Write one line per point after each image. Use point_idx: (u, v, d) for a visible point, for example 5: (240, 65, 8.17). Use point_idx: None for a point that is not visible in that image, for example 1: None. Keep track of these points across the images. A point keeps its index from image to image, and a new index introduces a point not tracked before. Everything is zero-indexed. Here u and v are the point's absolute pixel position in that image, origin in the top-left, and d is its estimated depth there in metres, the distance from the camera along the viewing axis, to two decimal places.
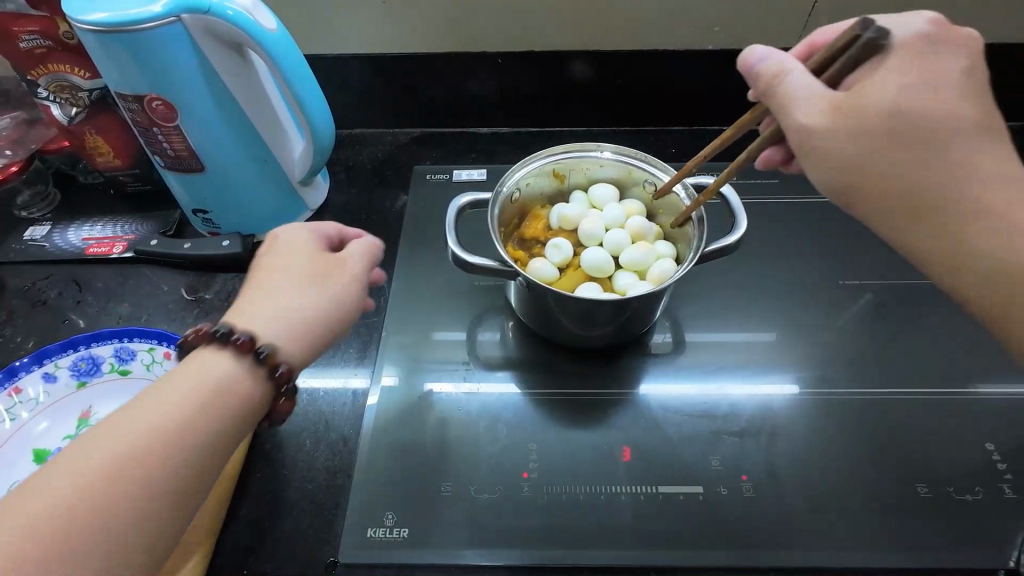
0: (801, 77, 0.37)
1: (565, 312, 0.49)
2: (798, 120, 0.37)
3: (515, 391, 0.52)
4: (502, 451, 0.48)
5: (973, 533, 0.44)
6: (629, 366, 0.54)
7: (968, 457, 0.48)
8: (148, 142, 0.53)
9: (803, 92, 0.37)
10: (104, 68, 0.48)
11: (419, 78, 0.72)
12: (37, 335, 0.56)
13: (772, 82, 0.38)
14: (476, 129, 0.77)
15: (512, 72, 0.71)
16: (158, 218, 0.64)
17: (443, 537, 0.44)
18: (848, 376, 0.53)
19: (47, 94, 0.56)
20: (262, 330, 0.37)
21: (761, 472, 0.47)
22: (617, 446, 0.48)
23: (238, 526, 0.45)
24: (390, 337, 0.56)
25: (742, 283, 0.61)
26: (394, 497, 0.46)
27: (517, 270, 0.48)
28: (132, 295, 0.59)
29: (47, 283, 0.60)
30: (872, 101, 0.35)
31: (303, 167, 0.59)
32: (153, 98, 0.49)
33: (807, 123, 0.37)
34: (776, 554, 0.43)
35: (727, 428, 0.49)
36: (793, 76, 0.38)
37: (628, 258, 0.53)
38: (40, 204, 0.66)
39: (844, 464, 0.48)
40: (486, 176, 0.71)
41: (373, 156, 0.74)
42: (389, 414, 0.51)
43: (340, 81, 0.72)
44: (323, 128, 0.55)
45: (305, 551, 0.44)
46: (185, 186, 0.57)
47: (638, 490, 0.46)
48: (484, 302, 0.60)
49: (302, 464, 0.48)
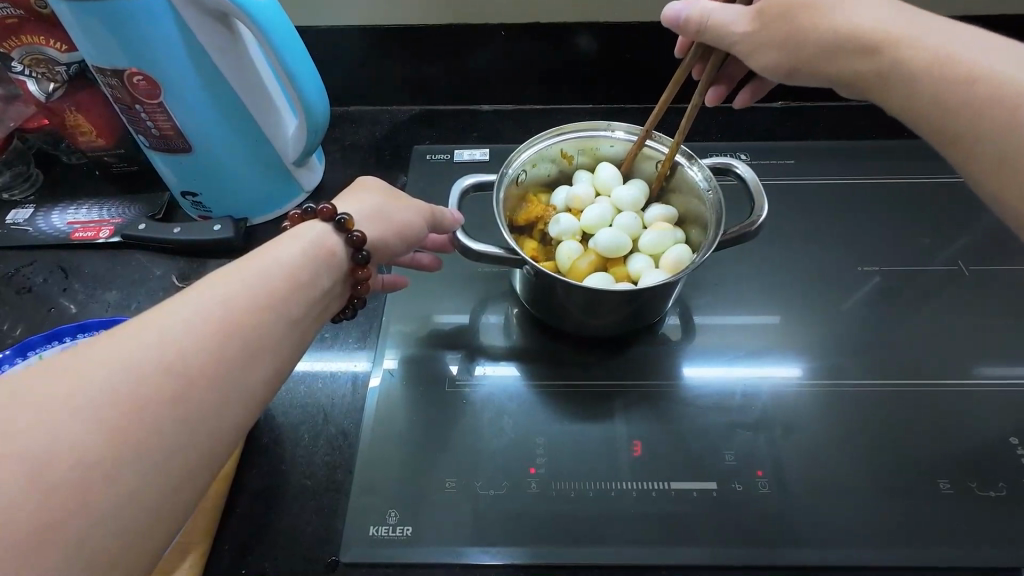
0: (720, 9, 0.43)
1: (574, 301, 0.47)
2: (738, 27, 0.42)
3: (520, 381, 0.51)
4: (508, 446, 0.47)
5: (994, 530, 0.43)
6: (638, 356, 0.52)
7: (988, 449, 0.46)
8: (131, 121, 0.50)
9: (728, 16, 0.43)
10: (80, 39, 0.45)
11: (417, 52, 0.68)
12: (24, 323, 0.54)
13: (701, 24, 0.43)
14: (477, 106, 0.74)
15: (514, 45, 0.67)
16: (146, 201, 0.62)
17: (447, 535, 0.43)
18: (866, 366, 0.51)
19: (22, 68, 0.53)
20: (242, 296, 0.31)
21: (774, 465, 0.46)
22: (627, 439, 0.47)
23: (235, 524, 0.44)
24: (391, 324, 0.54)
25: (756, 268, 0.59)
26: (397, 493, 0.44)
27: (524, 257, 0.45)
28: (121, 281, 0.57)
29: (31, 268, 0.57)
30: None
31: (296, 149, 0.55)
32: (134, 72, 0.46)
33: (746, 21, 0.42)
34: (791, 554, 0.42)
35: (741, 420, 0.48)
36: (715, 12, 0.43)
37: (646, 242, 0.52)
38: (22, 186, 0.63)
39: (859, 456, 0.46)
40: (489, 156, 0.68)
41: (370, 135, 0.71)
42: (391, 406, 0.49)
43: (333, 55, 0.68)
44: (316, 105, 0.51)
45: (306, 547, 0.43)
46: (171, 168, 0.54)
47: (650, 486, 0.45)
48: (487, 289, 0.57)
49: (301, 459, 0.47)
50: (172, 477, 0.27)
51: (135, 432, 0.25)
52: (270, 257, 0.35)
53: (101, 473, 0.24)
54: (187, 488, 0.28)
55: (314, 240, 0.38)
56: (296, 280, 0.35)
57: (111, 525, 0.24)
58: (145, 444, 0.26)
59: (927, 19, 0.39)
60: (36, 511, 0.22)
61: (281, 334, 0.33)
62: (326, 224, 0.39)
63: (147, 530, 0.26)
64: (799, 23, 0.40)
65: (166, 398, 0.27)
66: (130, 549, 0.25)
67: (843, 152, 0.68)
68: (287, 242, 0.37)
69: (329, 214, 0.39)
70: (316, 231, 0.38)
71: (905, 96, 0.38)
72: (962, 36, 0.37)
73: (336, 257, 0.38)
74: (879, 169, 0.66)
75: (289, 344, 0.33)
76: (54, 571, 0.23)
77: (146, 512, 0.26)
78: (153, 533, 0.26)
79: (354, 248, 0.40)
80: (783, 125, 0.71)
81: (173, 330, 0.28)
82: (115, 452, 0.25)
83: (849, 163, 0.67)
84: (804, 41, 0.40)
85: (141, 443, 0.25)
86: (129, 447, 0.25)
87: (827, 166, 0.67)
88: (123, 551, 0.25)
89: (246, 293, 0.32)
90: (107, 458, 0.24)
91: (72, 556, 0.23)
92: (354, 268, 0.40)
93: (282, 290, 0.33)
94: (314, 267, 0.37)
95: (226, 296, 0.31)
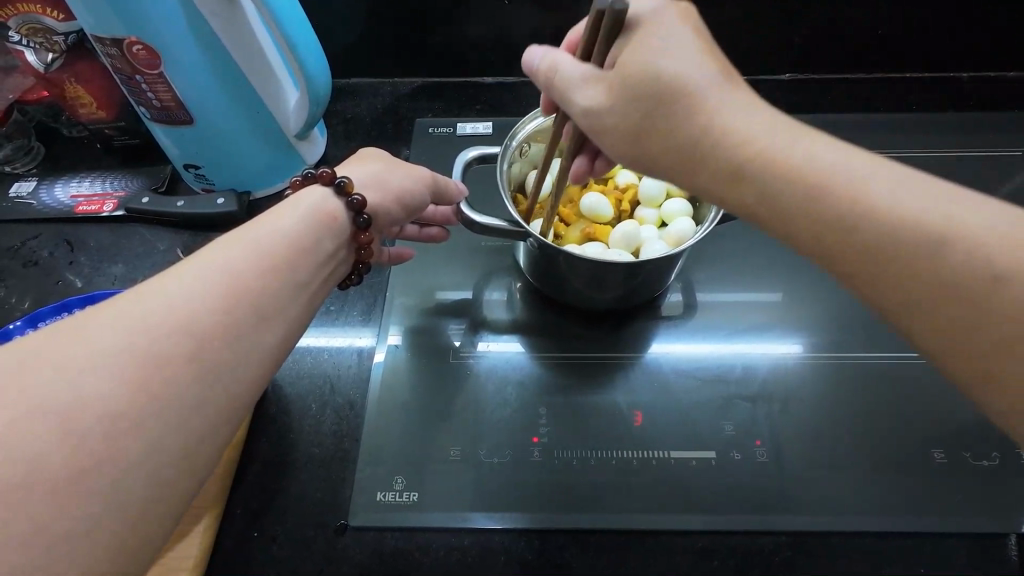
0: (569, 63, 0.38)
1: (577, 274, 0.47)
2: (712, 121, 0.33)
3: (522, 353, 0.51)
4: (511, 417, 0.47)
5: (986, 499, 0.44)
6: (640, 329, 0.53)
7: (981, 420, 0.47)
8: (132, 93, 0.50)
9: (685, 66, 0.34)
10: (79, 9, 0.44)
11: (419, 22, 0.67)
12: (32, 295, 0.54)
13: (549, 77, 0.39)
14: (480, 78, 0.73)
15: (519, 16, 0.66)
16: (149, 174, 0.62)
17: (452, 500, 0.44)
18: (863, 339, 0.52)
19: (19, 38, 0.52)
20: (246, 264, 0.32)
21: (772, 437, 0.46)
22: (629, 410, 0.48)
23: (246, 490, 0.45)
24: (395, 297, 0.55)
25: (760, 244, 0.59)
26: (402, 461, 0.46)
27: (529, 230, 0.45)
28: (126, 254, 0.57)
29: (36, 241, 0.58)
30: (636, 68, 0.34)
31: (298, 120, 0.55)
32: (133, 42, 0.45)
33: (591, 103, 0.37)
34: (786, 518, 0.43)
35: (740, 393, 0.49)
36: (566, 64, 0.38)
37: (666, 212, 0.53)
38: (24, 159, 0.63)
39: (857, 429, 0.47)
40: (492, 129, 0.67)
41: (373, 107, 0.70)
42: (397, 376, 0.50)
43: (335, 26, 0.67)
44: (318, 74, 0.51)
45: (317, 512, 0.44)
46: (173, 140, 0.54)
47: (651, 455, 0.46)
48: (491, 263, 0.58)
49: (309, 428, 0.48)
50: (191, 437, 0.27)
51: (154, 391, 0.26)
52: (272, 224, 0.35)
53: (125, 432, 0.25)
54: (206, 446, 0.28)
55: (315, 206, 0.38)
56: (297, 247, 0.35)
57: (134, 475, 0.25)
58: (168, 402, 0.26)
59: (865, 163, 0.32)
60: (65, 460, 0.23)
61: (285, 298, 0.33)
62: (326, 189, 0.40)
63: (168, 482, 0.26)
64: (831, 233, 0.31)
65: (182, 360, 0.27)
66: (156, 505, 0.26)
67: (848, 126, 0.67)
68: (288, 211, 0.37)
69: (328, 179, 0.39)
70: (315, 197, 0.38)
71: (867, 283, 0.31)
72: (746, 114, 0.33)
73: (338, 223, 0.39)
74: (890, 143, 0.65)
75: (295, 309, 0.34)
76: (85, 513, 0.23)
77: (167, 467, 0.26)
78: (174, 486, 0.27)
79: (354, 215, 0.40)
80: (790, 99, 0.71)
81: (180, 293, 0.29)
82: (136, 408, 0.25)
83: (852, 138, 0.66)
84: (696, 157, 0.34)
85: (161, 404, 0.26)
86: (150, 404, 0.26)
87: (832, 139, 0.66)
88: (148, 506, 0.26)
89: (250, 261, 0.32)
90: (129, 415, 0.25)
91: (103, 510, 0.24)
92: (354, 233, 0.40)
93: (281, 255, 0.34)
94: (316, 235, 0.37)
95: (231, 263, 0.31)
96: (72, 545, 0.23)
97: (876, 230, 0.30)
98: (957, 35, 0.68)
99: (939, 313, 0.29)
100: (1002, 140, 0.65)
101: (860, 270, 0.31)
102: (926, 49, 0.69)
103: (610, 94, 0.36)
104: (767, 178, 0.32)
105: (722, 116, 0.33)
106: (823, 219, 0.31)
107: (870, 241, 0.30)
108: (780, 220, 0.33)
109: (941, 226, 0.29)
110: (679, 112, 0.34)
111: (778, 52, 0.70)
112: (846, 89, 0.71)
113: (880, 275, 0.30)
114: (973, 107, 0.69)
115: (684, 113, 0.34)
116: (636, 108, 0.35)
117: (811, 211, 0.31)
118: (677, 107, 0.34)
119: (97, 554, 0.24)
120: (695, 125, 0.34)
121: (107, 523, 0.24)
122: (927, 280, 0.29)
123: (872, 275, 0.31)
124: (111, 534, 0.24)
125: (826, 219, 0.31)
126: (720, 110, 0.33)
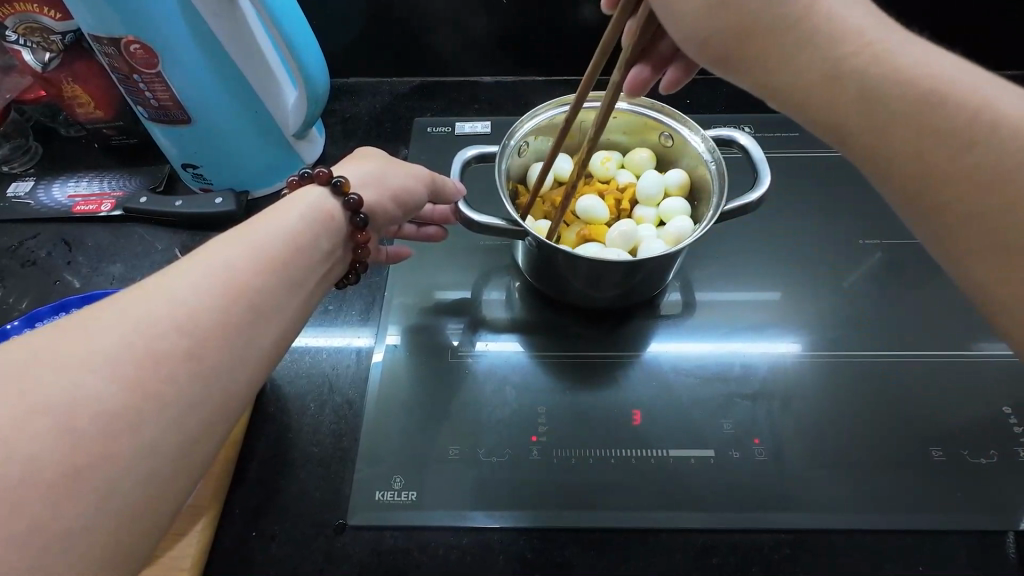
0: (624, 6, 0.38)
1: (575, 273, 0.47)
2: (806, 1, 0.32)
3: (520, 353, 0.51)
4: (510, 415, 0.47)
5: (984, 495, 0.44)
6: (639, 328, 0.53)
7: (980, 417, 0.47)
8: (130, 92, 0.50)
9: None
10: (77, 8, 0.44)
11: (417, 22, 0.67)
12: (30, 295, 0.54)
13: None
14: (479, 78, 0.73)
15: (518, 15, 0.66)
16: (147, 174, 0.62)
17: (451, 500, 0.44)
18: (862, 338, 0.52)
19: (16, 37, 0.52)
20: (243, 262, 0.32)
21: (771, 435, 0.47)
22: (628, 409, 0.48)
23: (245, 490, 0.45)
24: (394, 296, 0.55)
25: (759, 243, 0.59)
26: (400, 461, 0.46)
27: (527, 229, 0.45)
28: (124, 254, 0.57)
29: (34, 241, 0.58)
30: None
31: (297, 119, 0.55)
32: (130, 41, 0.45)
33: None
34: (785, 516, 0.43)
35: (739, 391, 0.49)
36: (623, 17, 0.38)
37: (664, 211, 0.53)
38: (21, 158, 0.63)
39: (855, 426, 0.47)
40: (491, 129, 0.67)
41: (371, 107, 0.70)
42: (395, 375, 0.50)
43: (332, 26, 0.67)
44: (316, 74, 0.51)
45: (316, 512, 0.44)
46: (171, 139, 0.54)
47: (650, 453, 0.46)
48: (491, 262, 0.58)
49: (307, 428, 0.48)
50: (185, 437, 0.27)
51: (151, 391, 0.26)
52: (270, 223, 0.35)
53: (120, 432, 0.25)
54: (203, 447, 0.28)
55: (313, 205, 0.38)
56: (295, 246, 0.35)
57: (131, 474, 0.25)
58: (164, 402, 0.26)
59: (911, 38, 0.33)
60: (62, 459, 0.23)
61: (283, 297, 0.33)
62: (323, 188, 0.39)
63: (166, 481, 0.26)
64: (898, 103, 0.31)
65: (179, 359, 0.27)
66: (152, 506, 0.26)
67: None
68: (286, 209, 0.37)
69: (326, 178, 0.39)
70: (313, 196, 0.38)
71: (926, 163, 0.30)
72: (860, 15, 0.33)
73: (335, 223, 0.39)
74: None
75: (293, 308, 0.34)
76: (83, 513, 0.23)
77: (165, 466, 0.26)
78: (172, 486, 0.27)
79: (353, 214, 0.40)
80: None
81: (179, 291, 0.29)
82: (134, 408, 0.25)
83: None
84: (785, 67, 0.33)
85: (156, 404, 0.26)
86: (145, 403, 0.26)
87: None
88: (144, 506, 0.26)
89: (248, 259, 0.32)
90: (124, 415, 0.25)
91: (100, 511, 0.24)
92: (353, 232, 0.40)
93: (280, 254, 0.34)
94: (314, 233, 0.37)
95: (228, 262, 0.31)
96: (70, 544, 0.23)
97: (935, 117, 0.30)
98: (956, 34, 0.68)
99: (1010, 220, 0.29)
100: None
101: (940, 179, 0.30)
102: None
103: (702, 5, 0.33)
104: (876, 78, 0.31)
105: (835, 13, 0.32)
106: (936, 115, 0.30)
107: (985, 117, 0.30)
108: (835, 130, 0.33)
109: (1017, 122, 0.29)
110: None
111: None
112: None
113: (947, 166, 0.30)
114: None
115: None
116: (732, 11, 0.33)
117: (871, 114, 0.32)
118: None
119: (95, 554, 0.24)
120: (804, 51, 0.32)
121: (103, 524, 0.24)
122: (1017, 176, 0.28)
123: (956, 184, 0.30)
124: (110, 534, 0.24)
125: (891, 116, 0.31)
126: (839, 12, 0.32)
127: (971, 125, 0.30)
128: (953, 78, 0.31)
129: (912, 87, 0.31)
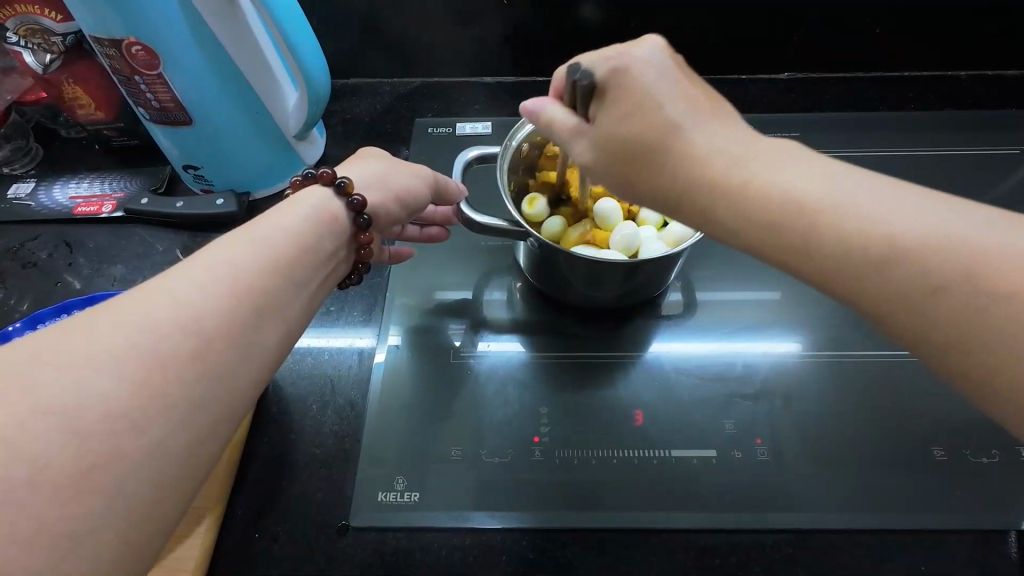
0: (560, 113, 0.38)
1: (578, 274, 0.47)
2: (667, 112, 0.33)
3: (522, 353, 0.51)
4: (512, 416, 0.47)
5: (985, 495, 0.44)
6: (641, 328, 0.53)
7: (981, 417, 0.47)
8: (131, 93, 0.50)
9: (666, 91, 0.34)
10: (78, 9, 0.44)
11: (418, 22, 0.67)
12: (31, 297, 0.54)
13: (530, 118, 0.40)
14: (480, 78, 0.73)
15: (518, 15, 0.66)
16: (148, 175, 0.62)
17: (454, 500, 0.44)
18: (864, 338, 0.52)
19: (17, 38, 0.52)
20: (246, 264, 0.32)
21: (773, 436, 0.47)
22: (630, 410, 0.48)
23: (247, 492, 0.45)
24: (396, 297, 0.55)
25: None
26: (403, 461, 0.46)
27: (529, 230, 0.45)
28: (126, 256, 0.57)
29: (35, 243, 0.58)
30: (629, 83, 0.34)
31: (298, 120, 0.55)
32: (132, 42, 0.45)
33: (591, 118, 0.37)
34: (788, 516, 0.43)
35: (741, 392, 0.49)
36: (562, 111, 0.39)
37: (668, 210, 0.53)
38: (22, 159, 0.63)
39: (857, 426, 0.47)
40: (492, 129, 0.67)
41: (372, 108, 0.70)
42: (397, 375, 0.50)
43: (333, 26, 0.67)
44: (317, 75, 0.51)
45: (319, 513, 0.44)
46: (172, 141, 0.54)
47: (652, 454, 0.46)
48: (492, 262, 0.58)
49: (310, 428, 0.48)
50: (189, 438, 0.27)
51: (154, 392, 0.26)
52: (272, 224, 0.35)
53: (124, 433, 0.25)
54: (207, 448, 0.28)
55: (314, 205, 0.38)
56: (298, 246, 0.35)
57: (136, 475, 0.25)
58: (168, 404, 0.26)
59: (908, 199, 0.29)
60: (66, 461, 0.23)
61: (286, 298, 0.33)
62: (327, 189, 0.40)
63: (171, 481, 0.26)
64: (829, 233, 0.29)
65: (183, 360, 0.27)
66: (158, 507, 0.26)
67: (846, 124, 0.68)
68: (288, 210, 0.37)
69: (329, 179, 0.39)
70: (316, 197, 0.38)
71: (848, 280, 0.29)
72: (765, 155, 0.32)
73: (337, 223, 0.39)
74: (888, 142, 0.66)
75: (296, 309, 0.34)
76: (88, 512, 0.23)
77: (171, 465, 0.26)
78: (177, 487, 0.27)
79: (355, 214, 0.40)
80: (789, 98, 0.71)
81: (183, 291, 0.29)
82: (139, 408, 0.25)
83: (851, 136, 0.66)
84: (662, 174, 0.34)
85: (159, 405, 0.26)
86: (149, 405, 0.26)
87: (831, 137, 0.66)
88: (149, 508, 0.26)
89: (251, 261, 0.32)
90: (128, 417, 0.25)
91: (104, 513, 0.24)
92: (355, 232, 0.40)
93: (284, 255, 0.34)
94: (316, 234, 0.37)
95: (232, 263, 0.31)
96: (75, 544, 0.23)
97: (878, 257, 0.28)
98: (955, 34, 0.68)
99: (979, 330, 0.26)
100: (999, 139, 0.65)
101: (869, 290, 0.28)
102: (923, 48, 0.69)
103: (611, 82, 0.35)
104: (739, 198, 0.31)
105: (696, 146, 0.33)
106: (826, 223, 0.29)
107: (928, 257, 0.27)
108: (771, 254, 0.31)
109: (978, 269, 0.26)
110: (630, 119, 0.34)
111: (777, 51, 0.70)
112: (845, 88, 0.71)
113: (879, 294, 0.28)
114: (971, 105, 0.69)
115: (671, 135, 0.33)
116: (635, 119, 0.34)
117: (777, 242, 0.30)
118: (643, 134, 0.34)
119: (100, 553, 0.24)
120: (677, 162, 0.33)
121: (108, 526, 0.24)
122: (957, 290, 0.26)
123: (901, 295, 0.27)
124: (115, 533, 0.24)
125: (807, 232, 0.29)
126: (707, 135, 0.33)
127: (924, 248, 0.27)
128: (873, 215, 0.28)
129: (841, 241, 0.28)
